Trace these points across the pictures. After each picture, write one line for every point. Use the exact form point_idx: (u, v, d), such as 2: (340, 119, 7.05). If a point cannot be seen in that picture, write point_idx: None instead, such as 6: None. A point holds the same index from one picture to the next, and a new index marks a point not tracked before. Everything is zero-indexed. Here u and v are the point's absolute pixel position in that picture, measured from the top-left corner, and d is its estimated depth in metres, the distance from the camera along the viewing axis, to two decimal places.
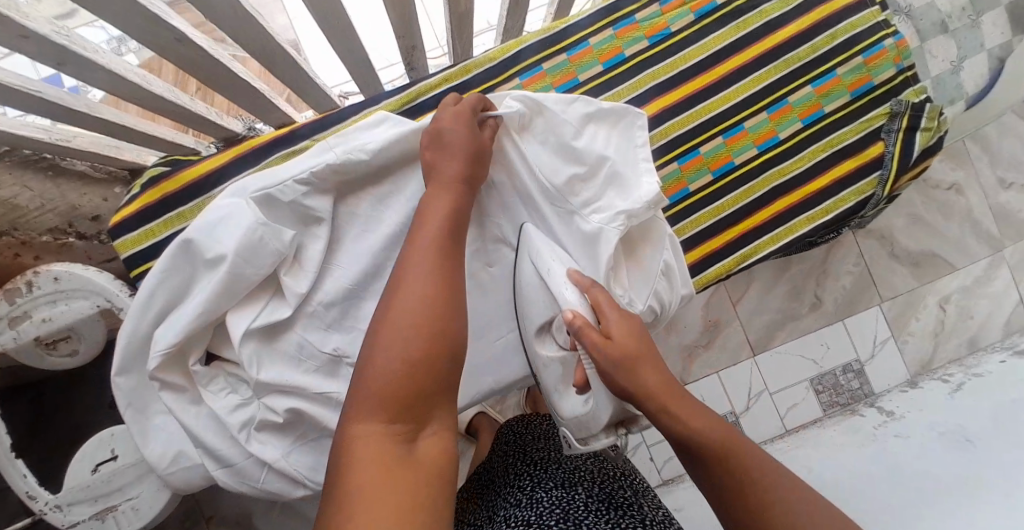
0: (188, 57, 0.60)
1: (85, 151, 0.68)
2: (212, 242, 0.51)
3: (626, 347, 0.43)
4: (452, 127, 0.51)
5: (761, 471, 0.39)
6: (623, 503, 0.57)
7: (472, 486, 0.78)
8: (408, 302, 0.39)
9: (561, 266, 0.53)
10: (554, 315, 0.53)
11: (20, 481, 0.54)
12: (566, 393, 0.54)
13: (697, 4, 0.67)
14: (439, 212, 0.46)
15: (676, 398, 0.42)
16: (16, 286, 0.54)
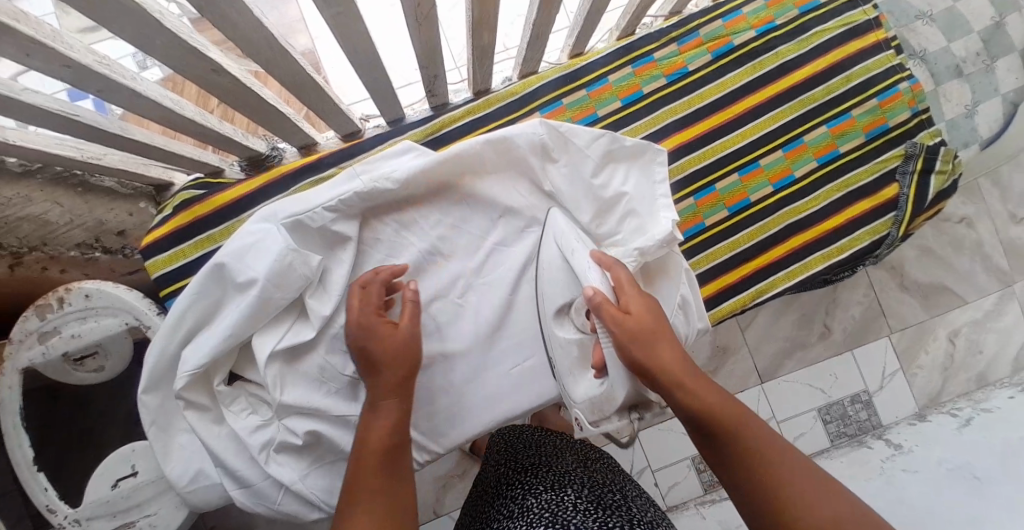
0: (219, 84, 0.62)
1: (112, 168, 0.71)
2: (243, 268, 0.53)
3: (642, 321, 0.47)
4: (375, 321, 0.51)
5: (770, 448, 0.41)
6: (611, 504, 0.60)
7: (471, 503, 0.81)
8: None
9: (586, 249, 0.56)
10: (574, 297, 0.55)
11: (41, 494, 0.55)
12: (580, 377, 0.55)
13: (715, 44, 0.69)
14: (381, 431, 0.46)
15: (692, 376, 0.45)
16: (48, 302, 0.55)
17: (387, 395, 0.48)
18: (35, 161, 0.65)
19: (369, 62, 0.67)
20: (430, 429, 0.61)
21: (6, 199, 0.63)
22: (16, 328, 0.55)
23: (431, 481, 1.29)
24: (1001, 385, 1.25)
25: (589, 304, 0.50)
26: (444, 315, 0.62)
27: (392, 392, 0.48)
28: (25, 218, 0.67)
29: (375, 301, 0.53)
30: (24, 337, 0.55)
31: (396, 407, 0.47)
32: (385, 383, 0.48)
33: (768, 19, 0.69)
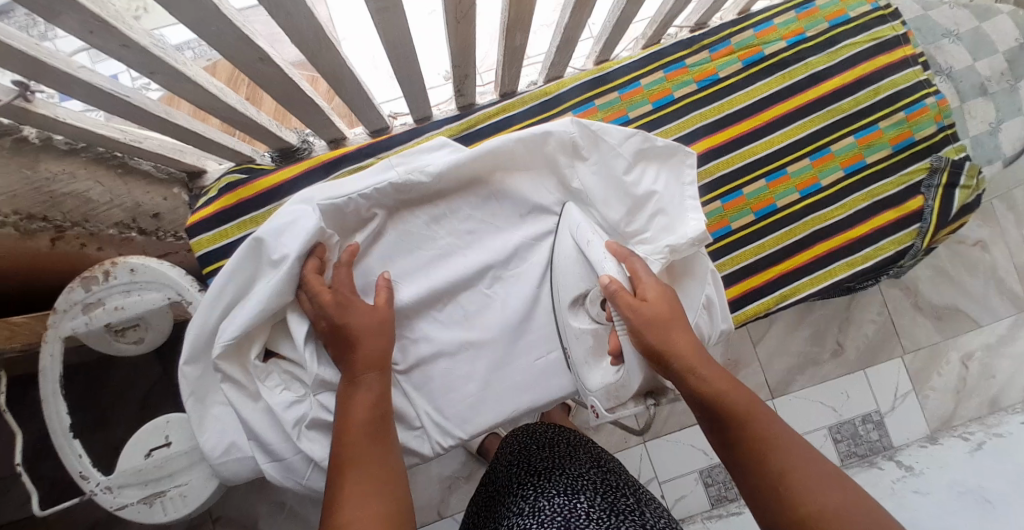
0: (265, 73, 0.65)
1: (152, 151, 0.75)
2: (279, 245, 0.54)
3: (660, 310, 0.50)
4: (353, 298, 0.53)
5: (773, 439, 0.45)
6: (625, 509, 0.62)
7: (479, 496, 0.83)
8: (359, 510, 0.44)
9: (600, 238, 0.56)
10: (590, 288, 0.56)
11: (76, 461, 0.57)
12: (595, 366, 0.57)
13: (746, 52, 0.71)
14: (363, 406, 0.50)
15: (705, 363, 0.49)
16: (95, 274, 0.57)
17: (367, 368, 0.51)
18: (80, 140, 0.68)
19: (409, 55, 0.69)
20: (455, 416, 0.62)
21: (53, 174, 0.66)
22: (62, 298, 0.57)
23: (438, 480, 1.29)
24: (1013, 411, 1.24)
25: (606, 293, 0.51)
26: (472, 303, 0.64)
27: (372, 366, 0.51)
28: (69, 195, 0.69)
29: (349, 283, 0.54)
30: (69, 307, 0.57)
31: (380, 378, 0.52)
32: (362, 360, 0.51)
33: (799, 31, 0.71)
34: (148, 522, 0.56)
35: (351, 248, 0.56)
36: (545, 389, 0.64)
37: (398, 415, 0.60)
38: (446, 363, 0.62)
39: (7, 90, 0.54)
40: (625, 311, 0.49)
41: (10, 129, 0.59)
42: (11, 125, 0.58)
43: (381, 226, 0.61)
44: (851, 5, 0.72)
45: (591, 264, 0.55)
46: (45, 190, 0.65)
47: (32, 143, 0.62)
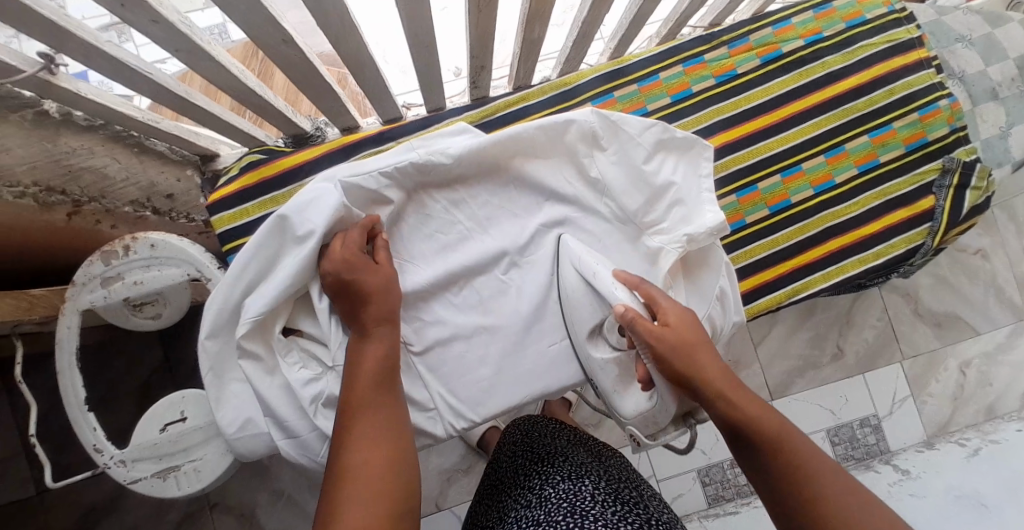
0: (286, 56, 0.65)
1: (169, 132, 0.75)
2: (302, 222, 0.55)
3: (681, 334, 0.48)
4: (360, 257, 0.53)
5: (805, 454, 0.42)
6: (630, 499, 0.62)
7: (482, 489, 0.84)
8: (362, 455, 0.43)
9: (606, 269, 0.56)
10: (605, 317, 0.56)
11: (90, 434, 0.57)
12: (627, 393, 0.56)
13: (764, 49, 0.71)
14: (374, 358, 0.50)
15: (734, 387, 0.47)
16: (115, 248, 0.57)
17: (376, 322, 0.52)
18: (99, 117, 0.68)
19: (429, 40, 0.70)
20: (468, 399, 0.62)
21: (72, 148, 0.66)
22: (81, 272, 0.57)
23: (438, 472, 1.30)
24: (1009, 418, 1.26)
25: (623, 322, 0.50)
26: (488, 288, 0.64)
27: (380, 320, 0.52)
28: (87, 169, 0.69)
29: (357, 242, 0.54)
30: (88, 279, 0.57)
31: (388, 333, 0.52)
32: (374, 314, 0.52)
33: (816, 30, 0.72)
34: (160, 496, 0.56)
35: (371, 218, 0.57)
36: (558, 376, 0.64)
37: (412, 396, 0.60)
38: (461, 346, 0.62)
39: (33, 61, 0.54)
40: (647, 340, 0.48)
41: (31, 103, 0.58)
42: (33, 98, 0.58)
43: (400, 209, 0.62)
44: (867, 6, 0.73)
45: (602, 295, 0.55)
46: (64, 164, 0.66)
47: (52, 117, 0.62)
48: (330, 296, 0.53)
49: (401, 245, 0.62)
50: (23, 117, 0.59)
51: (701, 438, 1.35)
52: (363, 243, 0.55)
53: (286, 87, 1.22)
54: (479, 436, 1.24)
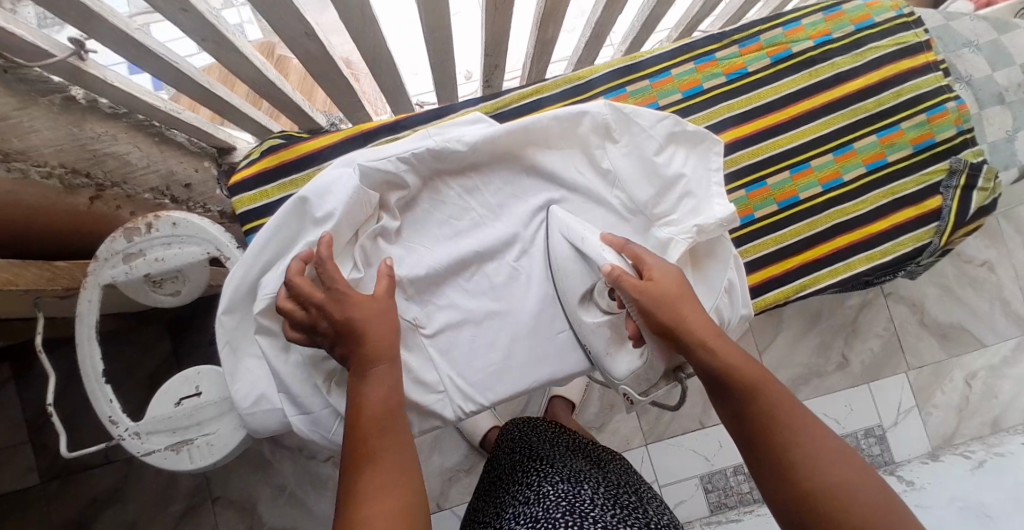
0: (308, 48, 0.66)
1: (190, 123, 0.77)
2: (322, 204, 0.57)
3: (665, 288, 0.50)
4: (346, 289, 0.52)
5: (785, 409, 0.46)
6: (628, 504, 0.64)
7: (480, 487, 0.86)
8: (377, 502, 0.44)
9: (593, 233, 0.58)
10: (596, 282, 0.57)
11: (106, 405, 0.57)
12: (619, 356, 0.57)
13: (775, 49, 0.73)
14: (375, 398, 0.50)
15: (716, 338, 0.49)
16: (138, 225, 0.59)
17: (374, 361, 0.51)
18: (123, 106, 0.69)
19: (447, 36, 0.72)
20: (476, 383, 0.63)
21: (96, 134, 0.67)
22: (105, 248, 0.58)
23: (439, 471, 1.31)
24: (1015, 432, 1.25)
25: (610, 281, 0.51)
26: (499, 276, 0.65)
27: (377, 358, 0.51)
28: (111, 155, 0.71)
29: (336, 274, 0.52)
30: (110, 255, 0.59)
31: (387, 370, 0.51)
32: (368, 350, 0.51)
33: (826, 32, 0.74)
34: (173, 469, 0.57)
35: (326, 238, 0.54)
36: (565, 364, 0.65)
37: (423, 379, 0.61)
38: (471, 330, 0.64)
39: (64, 47, 0.55)
40: (632, 295, 0.50)
41: (59, 88, 0.60)
42: (61, 84, 0.60)
43: (415, 194, 0.64)
44: (876, 10, 0.75)
45: (589, 258, 0.56)
46: (89, 149, 0.67)
47: (79, 103, 0.63)
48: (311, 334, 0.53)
49: (416, 231, 0.64)
50: (51, 102, 0.60)
51: (703, 445, 1.35)
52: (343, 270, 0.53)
53: (301, 77, 1.23)
54: (481, 435, 1.25)
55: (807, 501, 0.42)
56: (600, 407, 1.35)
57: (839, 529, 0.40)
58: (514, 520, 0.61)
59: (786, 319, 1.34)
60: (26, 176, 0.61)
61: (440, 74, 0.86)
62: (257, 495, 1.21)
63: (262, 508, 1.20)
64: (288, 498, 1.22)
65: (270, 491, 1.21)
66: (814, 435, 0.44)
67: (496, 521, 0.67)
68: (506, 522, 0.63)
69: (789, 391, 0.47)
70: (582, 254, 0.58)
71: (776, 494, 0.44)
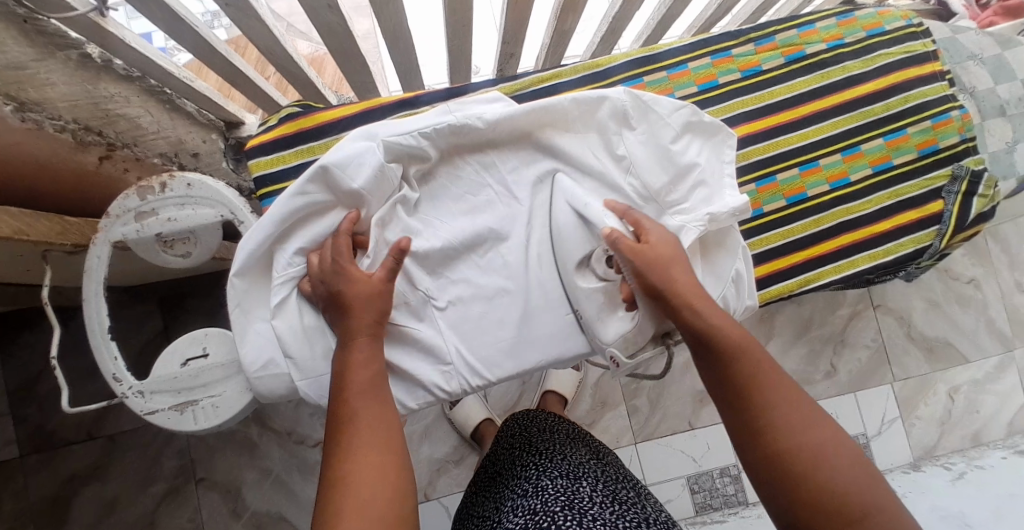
0: (328, 21, 0.67)
1: (201, 93, 0.76)
2: (347, 177, 0.57)
3: (658, 251, 0.53)
4: (345, 266, 0.55)
5: (762, 373, 0.48)
6: (626, 500, 0.65)
7: (479, 479, 0.86)
8: (353, 464, 0.47)
9: (597, 200, 0.60)
10: (595, 248, 0.60)
11: (110, 363, 0.57)
12: (610, 321, 0.60)
13: (789, 49, 0.75)
14: (361, 364, 0.54)
15: (702, 300, 0.52)
16: (152, 184, 0.59)
17: (358, 333, 0.54)
18: (137, 69, 0.69)
19: (467, 18, 0.73)
20: (482, 357, 0.64)
21: (110, 94, 0.67)
22: (117, 205, 0.58)
23: (428, 461, 1.30)
24: (995, 447, 1.28)
25: (609, 243, 0.55)
26: (510, 254, 0.65)
27: (363, 329, 0.54)
28: (123, 116, 0.70)
29: (345, 252, 0.56)
30: (122, 213, 0.58)
31: (369, 344, 0.54)
32: (360, 323, 0.55)
33: (839, 36, 0.76)
34: (177, 430, 0.57)
35: (352, 217, 0.58)
36: (571, 346, 0.66)
37: (430, 347, 0.63)
38: (478, 305, 0.64)
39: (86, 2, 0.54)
40: (628, 257, 0.53)
41: (76, 45, 0.59)
42: (79, 40, 0.59)
43: (432, 168, 0.64)
44: (887, 18, 0.77)
45: (592, 224, 0.59)
46: (102, 107, 0.67)
47: (93, 61, 0.63)
48: (318, 307, 0.57)
49: (431, 204, 0.65)
50: (68, 57, 0.60)
51: (691, 446, 1.36)
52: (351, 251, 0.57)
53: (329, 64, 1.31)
54: (472, 426, 1.25)
55: (781, 462, 0.44)
56: (592, 404, 1.36)
57: (798, 488, 0.43)
58: (512, 514, 0.61)
59: (778, 325, 1.36)
60: (41, 128, 0.60)
61: (454, 59, 0.86)
62: (243, 478, 1.19)
63: (247, 491, 1.19)
64: (274, 483, 1.21)
65: (256, 475, 1.20)
66: (788, 399, 0.46)
67: (494, 515, 0.66)
68: (504, 515, 0.63)
69: (768, 354, 0.49)
70: (585, 221, 0.60)
71: (751, 458, 0.46)
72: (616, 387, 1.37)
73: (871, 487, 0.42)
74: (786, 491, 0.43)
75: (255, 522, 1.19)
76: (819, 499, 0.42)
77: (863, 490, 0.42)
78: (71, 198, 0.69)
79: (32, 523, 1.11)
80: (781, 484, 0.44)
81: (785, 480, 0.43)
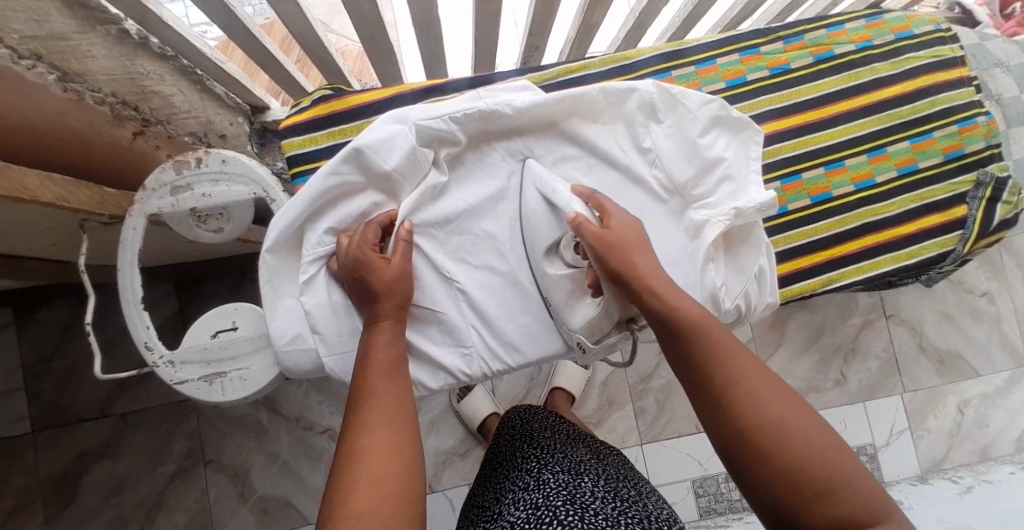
0: (361, 6, 0.68)
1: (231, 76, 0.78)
2: (379, 158, 0.59)
3: (618, 237, 0.54)
4: (371, 256, 0.56)
5: (726, 353, 0.46)
6: (627, 497, 0.64)
7: (481, 472, 0.86)
8: (370, 440, 0.47)
9: (564, 186, 0.61)
10: (563, 234, 0.60)
11: (143, 332, 0.58)
12: (577, 307, 0.60)
13: (818, 49, 0.75)
14: (383, 345, 0.55)
15: (662, 283, 0.52)
16: (188, 159, 0.60)
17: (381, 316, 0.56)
18: (170, 47, 0.70)
19: (496, 8, 0.74)
20: (504, 341, 0.65)
21: (147, 71, 0.68)
22: (154, 178, 0.59)
23: (434, 454, 1.31)
24: (1004, 462, 1.27)
25: (573, 228, 0.55)
26: None
27: (389, 310, 0.56)
28: (157, 93, 0.71)
29: (371, 239, 0.57)
30: (158, 187, 0.59)
31: (394, 327, 0.56)
32: (391, 307, 0.56)
33: (867, 38, 0.76)
34: (205, 400, 0.58)
35: (391, 214, 0.60)
36: None
37: (452, 328, 0.64)
38: (500, 290, 0.66)
39: None
40: (591, 242, 0.54)
41: (115, 21, 0.60)
42: (118, 16, 0.60)
43: (460, 153, 0.65)
44: (916, 22, 0.77)
45: (560, 209, 0.59)
46: (139, 84, 0.68)
47: (131, 38, 0.64)
48: (345, 289, 0.58)
49: (458, 187, 0.65)
50: (108, 32, 0.61)
51: (698, 450, 1.36)
52: (378, 240, 0.58)
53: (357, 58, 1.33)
54: (479, 420, 1.25)
55: (759, 441, 0.41)
56: (599, 403, 1.36)
57: (778, 469, 0.40)
58: (513, 508, 0.61)
59: (788, 332, 1.36)
60: (81, 99, 0.60)
61: (480, 50, 0.87)
62: (251, 462, 1.20)
63: (253, 475, 1.20)
64: (281, 468, 1.21)
65: (263, 460, 1.21)
66: (755, 376, 0.44)
67: (497, 507, 0.66)
68: (506, 509, 0.63)
69: (732, 334, 0.48)
70: (553, 207, 0.60)
71: (723, 439, 0.43)
72: (624, 387, 1.37)
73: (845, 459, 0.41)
74: (765, 471, 0.40)
75: (261, 507, 1.20)
76: (800, 474, 0.39)
77: (842, 461, 0.40)
78: (97, 171, 0.68)
79: (40, 498, 1.12)
80: (765, 466, 0.40)
81: (762, 460, 0.41)
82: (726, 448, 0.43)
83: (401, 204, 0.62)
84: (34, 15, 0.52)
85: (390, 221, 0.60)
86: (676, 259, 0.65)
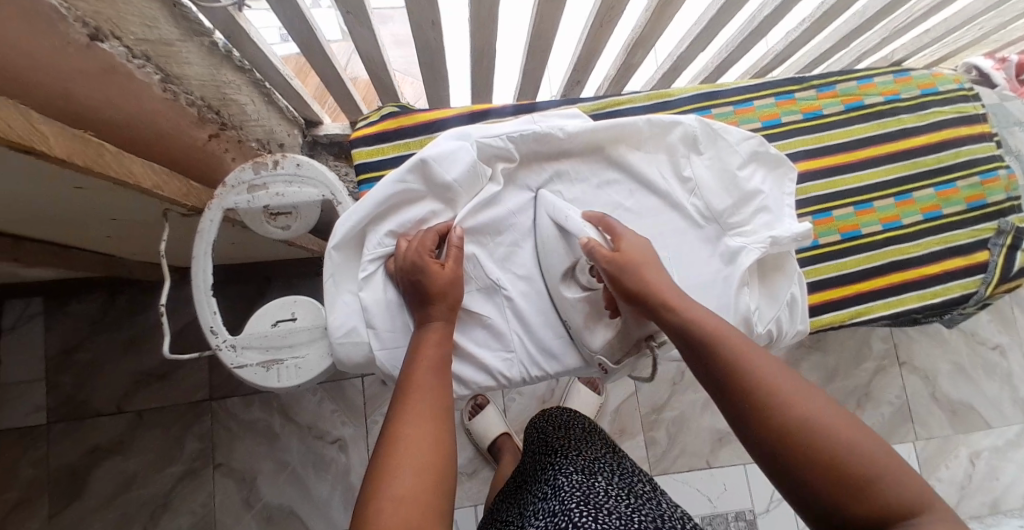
0: (427, 35, 0.73)
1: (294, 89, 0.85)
2: (443, 169, 0.63)
3: (632, 257, 0.58)
4: (427, 260, 0.59)
5: (749, 365, 0.48)
6: (642, 494, 0.65)
7: (507, 486, 0.88)
8: (414, 428, 0.49)
9: (576, 213, 0.65)
10: (576, 260, 0.64)
11: (209, 316, 0.61)
12: (596, 330, 0.64)
13: (848, 98, 0.80)
14: (435, 339, 0.58)
15: (682, 302, 0.55)
16: (267, 161, 0.64)
17: (434, 316, 0.59)
18: (247, 60, 0.76)
19: (548, 44, 0.79)
20: (543, 350, 0.68)
21: (228, 80, 0.73)
22: (234, 176, 0.63)
23: None
24: (1015, 517, 1.26)
25: (586, 253, 0.59)
26: None
27: (443, 310, 0.59)
28: (233, 100, 0.75)
29: (425, 246, 0.60)
30: (237, 184, 0.64)
31: (444, 327, 0.59)
32: (446, 309, 0.59)
33: (895, 91, 0.81)
34: (262, 385, 0.61)
35: (448, 227, 0.63)
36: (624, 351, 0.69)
37: (496, 334, 0.67)
38: (543, 301, 0.69)
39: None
40: (603, 264, 0.58)
41: (208, 33, 0.66)
42: (210, 29, 0.66)
43: (512, 172, 0.69)
44: (940, 80, 0.83)
45: (571, 235, 0.63)
46: (221, 90, 0.72)
47: (218, 50, 0.70)
48: (400, 289, 0.61)
49: (510, 201, 0.69)
50: (200, 45, 0.67)
51: (708, 486, 1.35)
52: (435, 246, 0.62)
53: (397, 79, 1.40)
54: (492, 440, 1.25)
55: (802, 447, 0.42)
56: (610, 431, 1.36)
57: (818, 465, 0.41)
58: (534, 518, 0.61)
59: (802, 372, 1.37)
60: (177, 100, 0.63)
61: (526, 81, 0.93)
62: (260, 468, 1.20)
63: (262, 481, 1.20)
64: (289, 476, 1.21)
65: (272, 467, 1.21)
66: (782, 381, 0.46)
67: (519, 521, 0.67)
68: (528, 520, 0.63)
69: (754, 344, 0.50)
70: (565, 233, 0.64)
71: (769, 450, 0.44)
72: (636, 416, 1.38)
73: (887, 454, 0.42)
74: (813, 469, 0.42)
75: (266, 515, 1.19)
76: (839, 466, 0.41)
77: (875, 448, 0.42)
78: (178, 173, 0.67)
79: (48, 491, 1.13)
80: (803, 462, 0.42)
81: (810, 459, 0.42)
82: (766, 458, 0.45)
83: (457, 214, 0.66)
84: (147, 21, 0.56)
85: (446, 230, 0.64)
86: (714, 284, 0.68)
